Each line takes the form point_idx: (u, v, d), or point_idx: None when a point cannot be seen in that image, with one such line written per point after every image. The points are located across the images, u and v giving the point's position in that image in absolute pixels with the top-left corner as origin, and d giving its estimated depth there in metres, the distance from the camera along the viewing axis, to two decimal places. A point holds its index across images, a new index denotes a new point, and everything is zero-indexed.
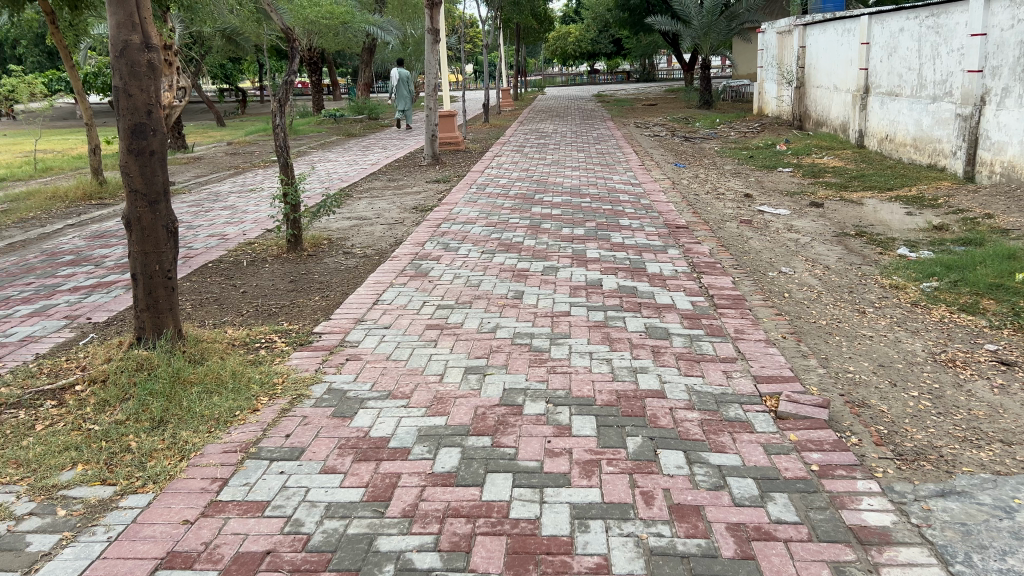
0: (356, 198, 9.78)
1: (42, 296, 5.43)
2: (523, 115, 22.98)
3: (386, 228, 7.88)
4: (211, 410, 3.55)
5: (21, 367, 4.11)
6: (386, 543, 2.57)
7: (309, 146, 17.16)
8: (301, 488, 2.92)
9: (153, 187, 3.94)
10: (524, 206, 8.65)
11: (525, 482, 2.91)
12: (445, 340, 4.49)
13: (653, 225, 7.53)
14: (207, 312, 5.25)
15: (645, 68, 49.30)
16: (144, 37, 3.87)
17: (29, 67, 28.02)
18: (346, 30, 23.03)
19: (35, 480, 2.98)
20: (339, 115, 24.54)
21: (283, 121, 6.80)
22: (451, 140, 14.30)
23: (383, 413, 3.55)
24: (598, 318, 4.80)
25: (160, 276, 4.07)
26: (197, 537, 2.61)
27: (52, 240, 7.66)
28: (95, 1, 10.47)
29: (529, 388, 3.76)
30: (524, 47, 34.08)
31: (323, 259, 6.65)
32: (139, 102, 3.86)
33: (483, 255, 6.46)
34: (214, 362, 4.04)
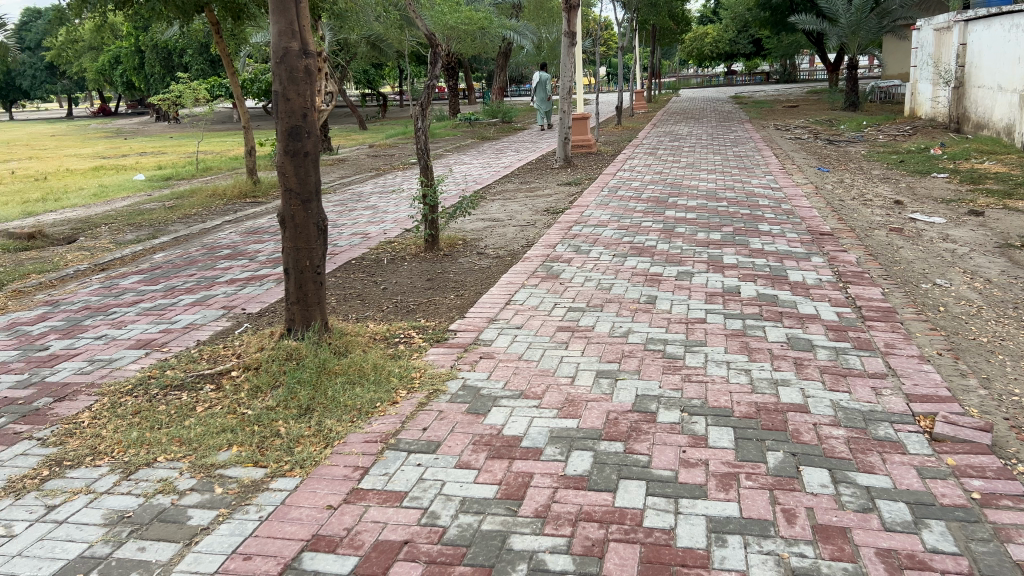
0: (490, 200, 9.94)
1: (203, 287, 5.83)
2: (657, 117, 22.68)
3: (519, 230, 7.96)
4: (353, 400, 3.70)
5: (185, 352, 4.43)
6: (519, 542, 2.59)
7: (445, 149, 17.61)
8: (437, 481, 2.98)
9: (307, 186, 4.15)
10: (658, 209, 8.52)
11: (659, 491, 2.86)
12: (577, 342, 4.49)
13: (795, 231, 7.25)
14: (350, 307, 5.48)
15: (786, 69, 47.57)
16: (303, 44, 4.09)
17: (193, 75, 30.16)
18: (484, 35, 23.48)
19: (196, 458, 3.19)
20: (475, 118, 25.03)
21: (424, 124, 7.00)
22: (584, 142, 14.30)
23: (516, 412, 3.58)
24: (735, 326, 4.66)
25: (310, 271, 4.28)
26: (340, 522, 2.72)
27: (212, 235, 8.20)
28: (254, 12, 11.14)
29: (663, 396, 3.70)
30: (659, 49, 33.63)
31: (458, 259, 6.80)
32: (296, 105, 4.08)
33: (616, 258, 6.41)
34: (357, 355, 4.20)
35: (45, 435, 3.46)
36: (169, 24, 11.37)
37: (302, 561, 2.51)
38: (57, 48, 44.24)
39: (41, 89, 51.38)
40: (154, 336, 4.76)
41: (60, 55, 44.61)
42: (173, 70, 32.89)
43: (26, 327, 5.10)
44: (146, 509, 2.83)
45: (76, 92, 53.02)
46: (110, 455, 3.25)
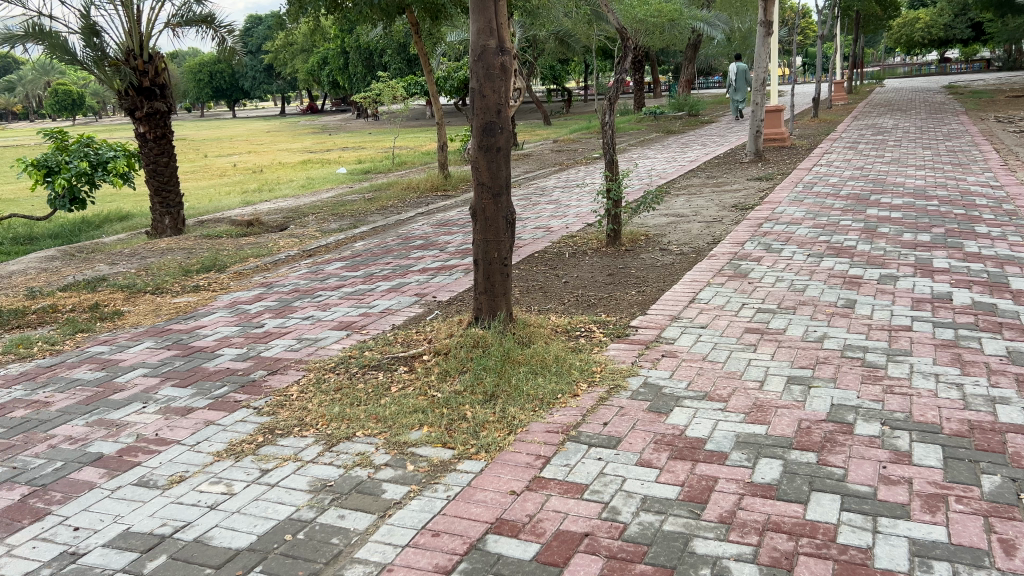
0: (675, 195, 9.76)
1: (398, 274, 6.16)
2: (858, 109, 21.29)
3: (704, 226, 7.77)
4: (536, 390, 3.77)
5: (381, 335, 4.71)
6: (702, 546, 2.53)
7: (629, 143, 17.48)
8: (618, 477, 2.98)
9: (498, 180, 4.27)
10: (858, 207, 8.00)
11: (855, 507, 2.70)
12: (766, 345, 4.31)
13: (1018, 234, 6.55)
14: (533, 298, 5.59)
15: (1010, 54, 43.07)
16: (500, 41, 4.19)
17: (392, 74, 31.87)
18: (673, 27, 23.05)
19: (390, 435, 3.39)
20: (661, 112, 24.66)
21: (612, 118, 6.97)
22: (777, 136, 13.70)
23: (700, 414, 3.50)
24: (946, 336, 4.28)
25: (498, 262, 4.39)
26: (523, 508, 2.78)
27: (406, 226, 8.64)
28: (451, 12, 11.58)
29: (861, 407, 3.47)
30: (863, 36, 31.53)
31: (641, 254, 6.73)
32: (491, 102, 4.19)
33: (810, 258, 6.09)
34: (540, 345, 4.28)
35: (260, 405, 3.80)
36: (374, 26, 12.07)
37: (486, 542, 2.59)
38: (273, 51, 48.20)
39: (259, 90, 56.24)
40: (354, 319, 5.09)
41: (276, 58, 48.59)
42: (373, 69, 34.91)
43: (244, 306, 5.62)
44: (345, 479, 3.04)
45: (288, 92, 57.57)
46: (315, 427, 3.52)
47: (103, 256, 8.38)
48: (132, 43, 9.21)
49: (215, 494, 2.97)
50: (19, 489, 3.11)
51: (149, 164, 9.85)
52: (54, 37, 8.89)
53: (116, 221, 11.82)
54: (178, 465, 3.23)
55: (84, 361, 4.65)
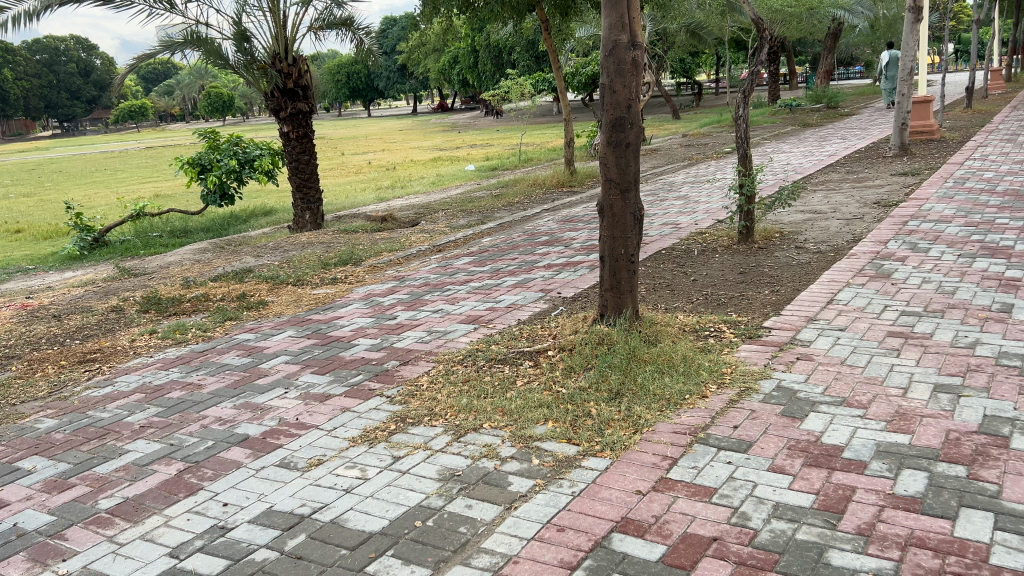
0: (811, 191, 9.36)
1: (524, 270, 6.22)
2: (1018, 99, 19.67)
3: (843, 223, 7.41)
4: (662, 390, 3.72)
5: (507, 329, 4.77)
6: (838, 558, 2.42)
7: (762, 137, 16.89)
8: (748, 482, 2.90)
9: (627, 176, 4.23)
10: (1017, 204, 7.43)
11: (1012, 527, 2.51)
12: (910, 350, 4.07)
13: None
14: (660, 296, 5.50)
15: None
16: (632, 36, 4.16)
17: (520, 71, 32.17)
18: (811, 15, 22.12)
19: (516, 429, 3.43)
20: (796, 105, 23.73)
21: (746, 112, 6.76)
22: (925, 128, 12.88)
23: (837, 420, 3.35)
24: None
25: (625, 259, 4.36)
26: (649, 509, 2.75)
27: (532, 222, 8.71)
28: (580, 7, 11.54)
29: (1018, 419, 3.22)
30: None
31: (774, 252, 6.50)
32: (621, 97, 4.16)
33: (961, 258, 5.70)
34: (667, 344, 4.22)
35: (392, 394, 3.94)
36: (504, 23, 12.20)
37: (611, 540, 2.58)
38: (406, 52, 49.67)
39: (392, 89, 58.10)
40: (482, 313, 5.19)
41: (409, 58, 50.03)
42: (503, 67, 35.35)
43: (378, 298, 5.83)
44: (473, 470, 3.10)
45: (420, 91, 59.17)
46: (444, 417, 3.61)
47: (250, 249, 8.90)
48: (278, 47, 9.71)
49: (351, 478, 3.11)
50: (175, 465, 3.35)
51: (291, 161, 10.37)
52: (210, 43, 9.52)
53: (261, 215, 12.52)
54: (316, 449, 3.39)
55: (233, 347, 4.96)
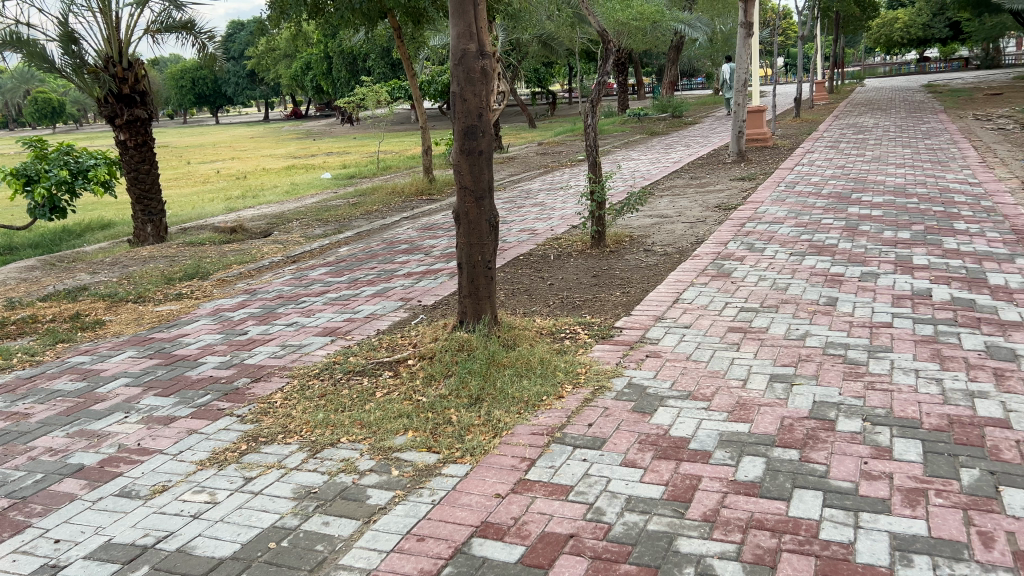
0: (659, 196, 9.80)
1: (382, 279, 6.15)
2: (839, 109, 21.43)
3: (688, 227, 7.80)
4: (521, 392, 3.78)
5: (365, 340, 4.70)
6: (687, 545, 2.54)
7: (613, 145, 17.53)
8: (603, 478, 2.99)
9: (480, 184, 4.28)
10: (840, 206, 8.09)
11: (838, 503, 2.72)
12: (749, 344, 4.34)
13: (997, 230, 6.65)
14: (518, 301, 5.59)
15: (989, 53, 43.74)
16: (480, 45, 4.21)
17: (375, 78, 31.84)
18: (655, 29, 23.21)
19: (375, 441, 3.38)
20: (644, 114, 24.82)
21: (595, 120, 6.98)
22: (759, 136, 13.79)
23: (684, 413, 3.52)
24: (926, 332, 4.33)
25: (482, 266, 4.40)
26: (507, 511, 2.79)
27: (390, 231, 8.63)
28: (433, 15, 11.56)
29: (842, 403, 3.51)
30: (843, 36, 32.02)
31: (625, 256, 6.75)
32: (472, 106, 4.21)
33: (792, 257, 6.14)
34: (525, 348, 4.29)
35: (243, 412, 3.79)
36: (356, 30, 12.03)
37: (471, 546, 2.60)
38: (256, 58, 48.03)
39: (242, 96, 56.09)
40: (338, 324, 5.09)
41: (259, 63, 48.41)
42: (358, 74, 34.88)
43: (227, 313, 5.60)
44: (330, 486, 3.04)
45: (271, 98, 57.35)
46: (299, 434, 3.51)
47: (85, 266, 8.32)
48: (111, 50, 9.16)
49: (199, 503, 2.96)
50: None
51: (130, 171, 9.79)
52: (32, 45, 8.85)
53: (97, 229, 11.74)
54: (160, 475, 3.21)
55: (65, 372, 4.62)
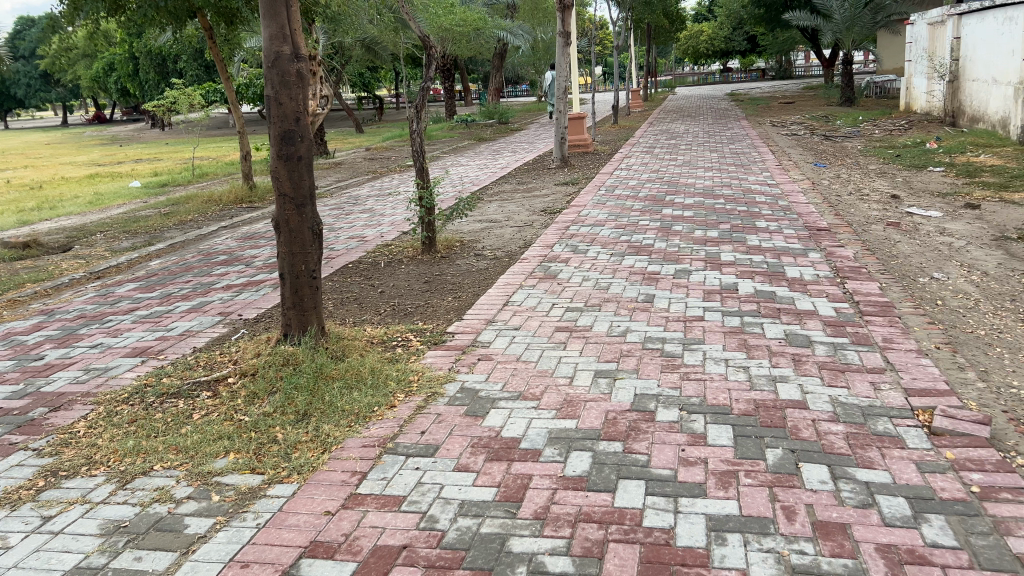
0: (486, 201, 9.94)
1: (199, 293, 5.82)
2: (653, 116, 22.69)
3: (516, 230, 7.96)
4: (350, 405, 3.70)
5: (181, 359, 4.42)
6: (519, 544, 2.58)
7: (442, 151, 17.61)
8: (436, 485, 2.98)
9: (301, 190, 4.15)
10: (656, 207, 8.56)
11: (659, 490, 2.86)
12: (575, 343, 4.48)
13: (792, 227, 7.26)
14: (347, 311, 5.46)
15: (781, 65, 48.06)
16: (294, 47, 4.08)
17: (189, 81, 30.20)
18: (478, 36, 23.59)
19: (193, 466, 3.18)
20: (471, 120, 25.17)
21: (420, 125, 6.96)
22: (581, 142, 14.33)
23: (514, 414, 3.57)
24: (733, 323, 4.66)
25: (306, 275, 4.27)
26: (338, 528, 2.71)
27: (208, 241, 8.19)
28: (247, 16, 11.12)
29: (661, 395, 3.70)
30: (655, 47, 34.01)
31: (455, 261, 6.78)
32: (288, 109, 4.07)
33: (613, 257, 6.41)
34: (354, 359, 4.20)
35: (40, 446, 3.45)
36: (163, 30, 11.34)
37: (300, 567, 2.50)
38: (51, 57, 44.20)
39: (36, 98, 51.46)
40: (151, 344, 4.75)
41: (54, 63, 44.57)
42: (168, 76, 32.94)
43: (20, 337, 5.09)
44: (142, 518, 2.82)
45: (70, 100, 53.00)
46: (106, 465, 3.25)
47: None
48: None
49: None
50: None
51: None
52: None
53: None
54: None
55: None
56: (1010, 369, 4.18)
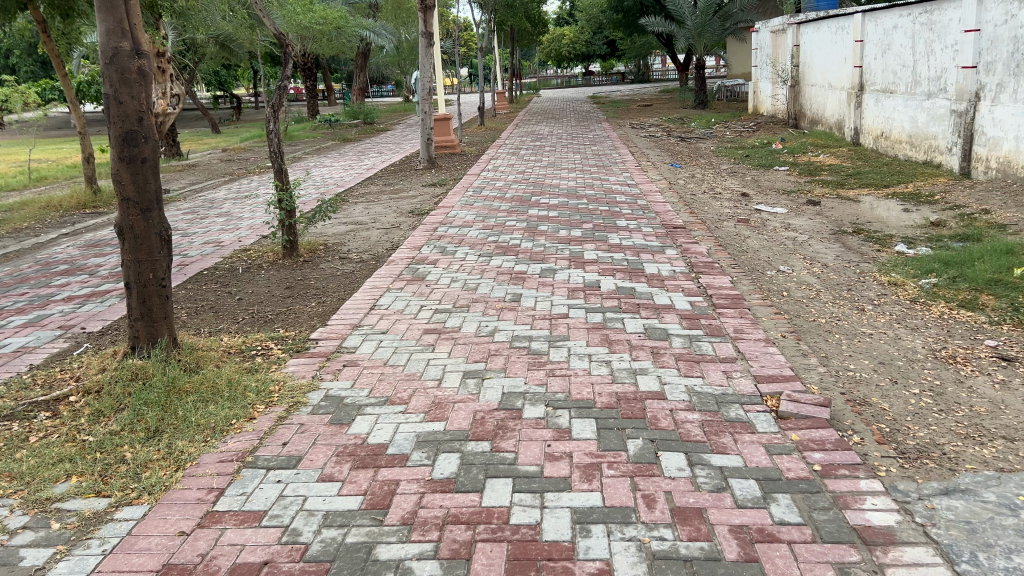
0: (351, 203, 9.77)
1: (36, 306, 5.40)
2: (518, 118, 22.99)
3: (382, 233, 7.87)
4: (206, 419, 3.54)
5: (15, 378, 4.08)
6: (385, 551, 2.54)
7: (304, 152, 17.17)
8: (299, 497, 2.89)
9: (146, 195, 3.94)
10: (522, 208, 8.67)
11: (525, 487, 2.89)
12: (443, 344, 4.46)
13: (651, 225, 7.54)
14: (203, 320, 5.22)
15: (639, 69, 50.02)
16: (134, 43, 3.86)
17: (23, 78, 28.05)
18: (340, 35, 23.18)
19: (29, 493, 2.95)
20: (335, 120, 24.72)
21: (277, 125, 6.74)
22: (447, 143, 14.34)
23: (381, 419, 3.51)
24: (596, 319, 4.78)
25: (154, 284, 4.07)
26: (193, 549, 2.59)
27: (46, 250, 7.62)
28: (86, 9, 10.43)
29: (528, 392, 3.74)
30: (518, 49, 34.54)
31: (319, 264, 6.62)
32: (130, 109, 3.85)
33: (480, 257, 6.43)
34: (210, 371, 4.02)
35: None
36: None
37: None
38: None
39: None
40: None
41: None
42: None
43: None
44: None
45: None
46: None
47: None
48: None
49: None
50: None
51: None
52: None
53: None
54: None
55: None
56: (846, 354, 4.51)
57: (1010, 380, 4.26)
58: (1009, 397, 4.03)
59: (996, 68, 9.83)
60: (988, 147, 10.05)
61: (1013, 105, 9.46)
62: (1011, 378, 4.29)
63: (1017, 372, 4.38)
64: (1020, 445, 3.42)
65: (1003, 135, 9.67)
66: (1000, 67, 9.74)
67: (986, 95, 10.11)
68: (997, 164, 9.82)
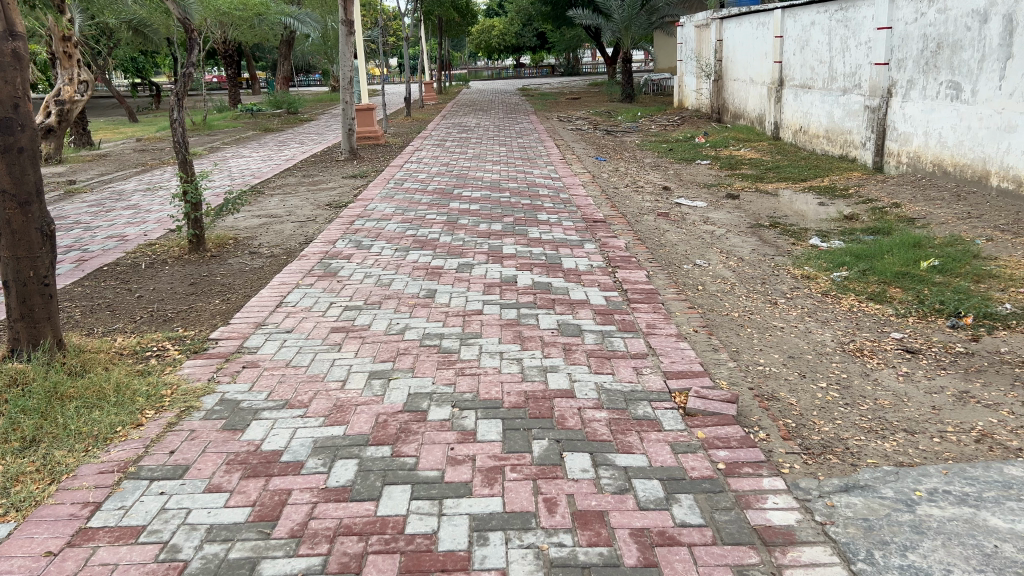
0: (268, 195, 9.48)
1: None
2: (447, 109, 22.78)
3: (297, 226, 7.64)
4: (88, 427, 3.32)
5: None
6: (270, 567, 2.40)
7: (223, 142, 16.65)
8: (182, 510, 2.72)
9: (24, 187, 3.67)
10: (443, 200, 8.54)
11: (424, 494, 2.77)
12: (350, 343, 4.31)
13: (571, 219, 7.51)
14: (97, 319, 4.94)
15: (569, 62, 50.28)
16: (8, 24, 3.57)
17: None
18: (261, 22, 22.60)
19: None
20: (257, 109, 24.12)
21: (182, 115, 6.45)
22: (371, 134, 14.09)
23: (278, 424, 3.35)
24: (510, 315, 4.69)
25: (35, 282, 3.81)
26: (59, 570, 2.40)
27: None
28: None
29: (434, 393, 3.62)
30: (447, 39, 34.29)
31: (227, 260, 6.37)
32: (4, 94, 3.56)
33: (397, 252, 6.28)
34: (97, 374, 3.79)
35: None
36: None
37: None
38: None
39: None
40: None
41: None
42: None
43: None
44: None
45: None
46: None
47: None
48: None
49: None
50: None
51: None
52: None
53: None
54: None
55: None
56: (757, 347, 4.54)
57: (913, 373, 4.35)
58: (911, 389, 4.11)
59: (907, 65, 10.12)
60: (899, 142, 10.36)
61: (922, 102, 9.76)
62: (915, 370, 4.38)
63: (920, 364, 4.48)
64: (921, 438, 3.48)
65: (913, 131, 9.97)
66: (910, 64, 10.03)
67: (897, 91, 10.41)
68: (907, 158, 10.12)
